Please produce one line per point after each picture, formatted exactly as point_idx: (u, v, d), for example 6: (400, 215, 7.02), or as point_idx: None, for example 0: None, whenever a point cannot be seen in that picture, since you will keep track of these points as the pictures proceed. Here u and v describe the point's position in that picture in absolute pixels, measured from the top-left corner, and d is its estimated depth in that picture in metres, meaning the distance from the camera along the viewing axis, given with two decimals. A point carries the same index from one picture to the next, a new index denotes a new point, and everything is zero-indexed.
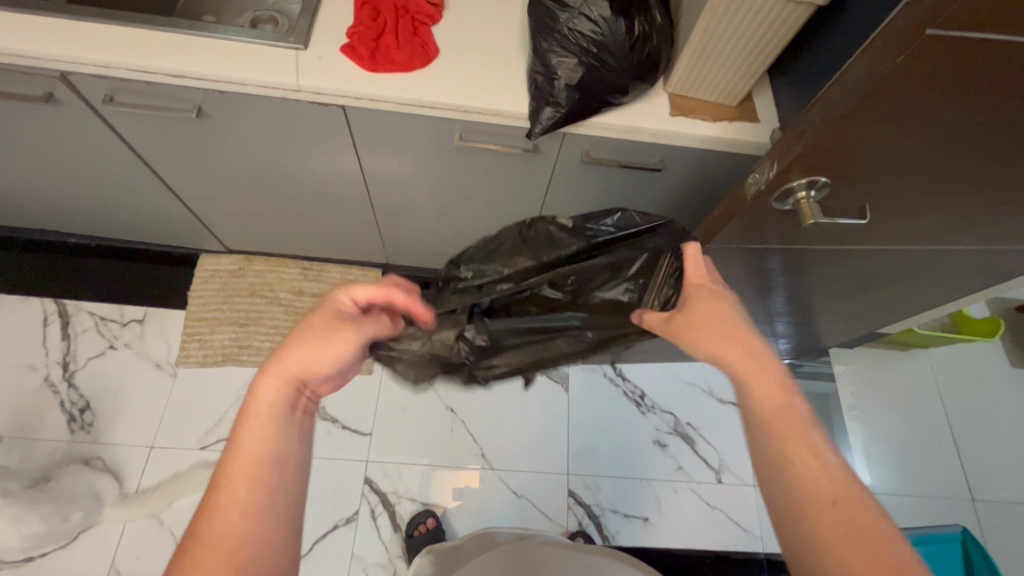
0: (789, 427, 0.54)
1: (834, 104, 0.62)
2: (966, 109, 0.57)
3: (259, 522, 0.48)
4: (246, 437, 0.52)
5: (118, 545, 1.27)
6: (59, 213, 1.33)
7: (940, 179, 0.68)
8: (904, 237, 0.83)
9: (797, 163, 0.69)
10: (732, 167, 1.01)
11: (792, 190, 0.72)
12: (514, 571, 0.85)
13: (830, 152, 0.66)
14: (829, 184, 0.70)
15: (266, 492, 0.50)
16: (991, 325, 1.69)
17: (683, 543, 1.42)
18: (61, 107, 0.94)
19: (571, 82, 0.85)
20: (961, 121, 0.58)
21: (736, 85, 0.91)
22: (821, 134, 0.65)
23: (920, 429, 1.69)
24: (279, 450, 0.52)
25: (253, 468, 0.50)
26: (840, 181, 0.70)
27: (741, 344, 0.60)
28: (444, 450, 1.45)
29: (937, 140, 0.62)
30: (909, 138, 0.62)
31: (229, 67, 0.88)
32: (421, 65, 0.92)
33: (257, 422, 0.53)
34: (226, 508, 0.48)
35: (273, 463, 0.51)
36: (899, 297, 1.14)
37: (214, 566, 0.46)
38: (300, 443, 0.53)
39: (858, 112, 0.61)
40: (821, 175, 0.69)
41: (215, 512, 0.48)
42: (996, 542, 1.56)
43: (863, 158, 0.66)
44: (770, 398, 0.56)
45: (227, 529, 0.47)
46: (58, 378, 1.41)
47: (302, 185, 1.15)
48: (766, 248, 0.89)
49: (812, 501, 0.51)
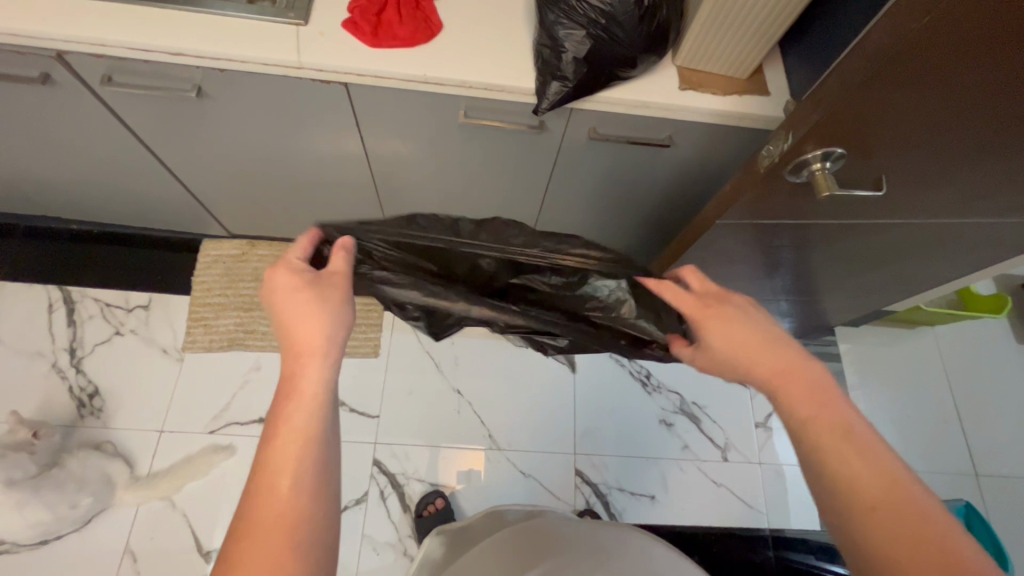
0: (825, 432, 0.55)
1: (851, 73, 0.60)
2: (992, 75, 0.55)
3: (296, 496, 0.48)
4: (292, 419, 0.52)
5: (132, 526, 1.29)
6: (60, 198, 1.32)
7: (960, 149, 0.66)
8: (918, 210, 0.82)
9: (811, 135, 0.67)
10: (741, 142, 1.00)
11: (808, 164, 0.70)
12: (515, 546, 0.86)
13: (846, 123, 0.65)
14: (844, 155, 0.69)
15: (299, 466, 0.49)
16: (998, 302, 1.68)
17: (689, 521, 1.44)
18: (59, 88, 0.92)
19: (579, 55, 0.83)
20: (988, 88, 0.57)
21: (747, 57, 0.89)
22: (837, 103, 0.63)
23: (925, 406, 1.70)
24: (301, 423, 0.51)
25: (289, 444, 0.50)
26: (856, 152, 0.69)
27: (769, 360, 0.60)
28: (452, 431, 1.46)
29: (961, 107, 0.60)
30: (928, 106, 0.61)
31: (227, 43, 0.86)
32: (424, 40, 0.90)
33: (299, 402, 0.53)
34: (268, 496, 0.48)
35: (300, 439, 0.50)
36: (908, 273, 1.14)
37: (274, 542, 0.45)
38: (323, 412, 0.53)
39: (879, 77, 0.59)
40: (837, 146, 0.68)
41: (255, 501, 0.47)
42: (999, 516, 1.58)
43: (879, 128, 0.65)
44: (805, 404, 0.57)
45: (268, 511, 0.47)
46: (66, 365, 1.41)
47: (305, 166, 1.14)
48: (776, 224, 0.88)
49: (856, 501, 0.52)
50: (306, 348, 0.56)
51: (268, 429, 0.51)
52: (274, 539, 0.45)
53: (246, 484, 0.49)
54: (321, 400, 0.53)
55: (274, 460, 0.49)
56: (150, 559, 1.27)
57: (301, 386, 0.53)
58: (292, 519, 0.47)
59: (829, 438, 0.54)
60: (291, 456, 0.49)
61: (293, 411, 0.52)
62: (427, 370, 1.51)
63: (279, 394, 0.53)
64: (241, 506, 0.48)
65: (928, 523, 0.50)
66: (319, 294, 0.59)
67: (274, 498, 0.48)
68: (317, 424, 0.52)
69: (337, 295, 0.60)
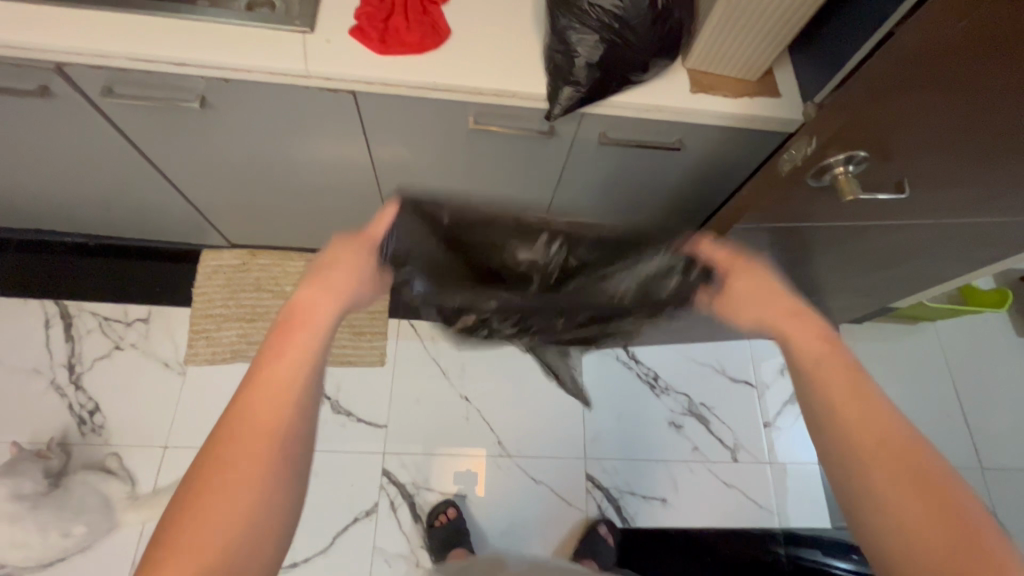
0: (837, 379, 0.54)
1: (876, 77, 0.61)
2: (1020, 76, 0.56)
3: (281, 427, 0.49)
4: (263, 404, 0.50)
5: (139, 545, 1.26)
6: (56, 211, 1.29)
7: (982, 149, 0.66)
8: (934, 210, 0.82)
9: (835, 138, 0.67)
10: (752, 144, 1.00)
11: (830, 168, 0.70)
12: None
13: (870, 125, 0.65)
14: (868, 160, 0.69)
15: (281, 411, 0.50)
16: (999, 296, 1.70)
17: (702, 522, 1.43)
18: (57, 100, 0.90)
19: (592, 61, 0.82)
20: (1015, 90, 0.57)
21: (758, 59, 0.89)
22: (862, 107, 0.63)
23: (929, 401, 1.71)
24: (291, 370, 0.52)
25: (257, 434, 0.48)
26: (880, 157, 0.68)
27: (780, 307, 0.62)
28: (461, 439, 1.44)
29: (987, 108, 0.60)
30: (953, 111, 0.61)
31: (232, 52, 0.84)
32: (433, 46, 0.88)
33: (276, 390, 0.51)
34: (220, 483, 0.46)
35: (280, 387, 0.51)
36: (917, 271, 1.14)
37: (213, 534, 0.44)
38: (301, 407, 0.51)
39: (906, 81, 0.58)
40: (861, 150, 0.67)
41: (232, 429, 0.48)
42: (1005, 508, 1.59)
43: (904, 130, 0.64)
44: (815, 352, 0.56)
45: (245, 443, 0.48)
46: (65, 382, 1.38)
47: (310, 174, 1.12)
48: (793, 226, 0.87)
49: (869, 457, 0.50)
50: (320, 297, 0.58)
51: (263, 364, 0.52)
52: (246, 463, 0.47)
53: (227, 409, 0.50)
54: (298, 396, 0.51)
55: (255, 400, 0.50)
56: None
57: (309, 320, 0.56)
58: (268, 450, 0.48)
59: (838, 389, 0.53)
60: (275, 398, 0.50)
61: (290, 354, 0.53)
62: (435, 377, 1.50)
63: (257, 374, 0.52)
64: (221, 426, 0.49)
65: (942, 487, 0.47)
66: (358, 254, 0.65)
67: (226, 487, 0.46)
68: (310, 367, 0.53)
69: (369, 263, 0.65)
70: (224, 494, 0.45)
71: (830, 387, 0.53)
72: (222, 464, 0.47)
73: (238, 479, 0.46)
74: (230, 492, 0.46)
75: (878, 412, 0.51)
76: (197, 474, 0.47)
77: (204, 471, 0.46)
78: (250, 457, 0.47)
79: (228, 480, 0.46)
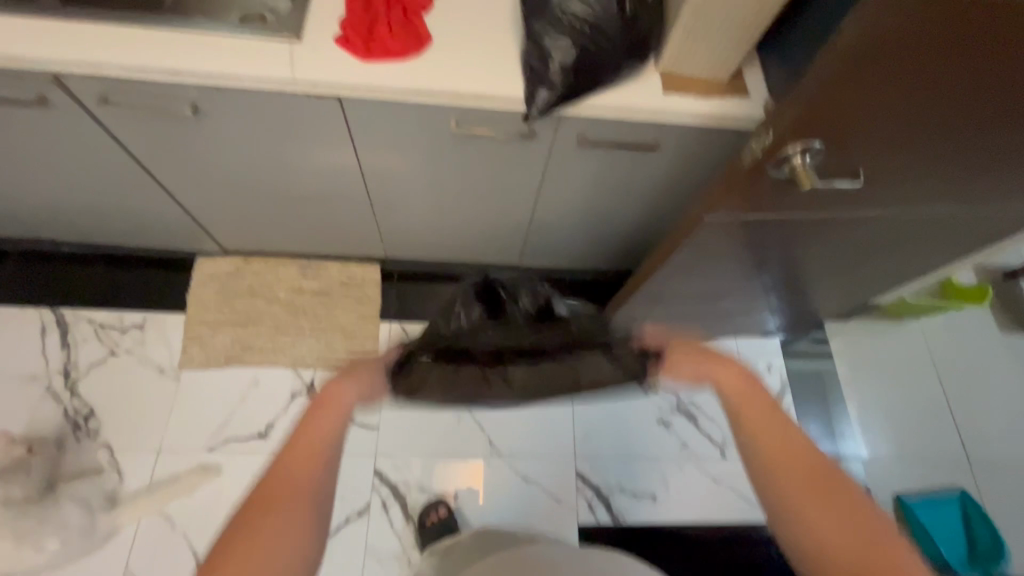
0: (757, 413, 0.63)
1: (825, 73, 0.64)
2: (956, 68, 0.58)
3: (299, 484, 0.55)
4: (310, 427, 0.59)
5: (132, 548, 1.28)
6: (53, 219, 1.32)
7: (935, 140, 0.69)
8: (897, 201, 0.85)
9: (791, 130, 0.70)
10: (725, 143, 1.03)
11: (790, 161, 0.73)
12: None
13: (824, 117, 0.68)
14: (823, 151, 0.72)
15: (308, 470, 0.56)
16: (980, 292, 1.73)
17: (692, 520, 1.45)
18: (54, 110, 0.93)
19: (566, 62, 0.88)
20: (952, 80, 0.60)
21: (727, 61, 0.93)
22: (815, 101, 0.67)
23: (916, 397, 1.74)
24: (314, 441, 0.58)
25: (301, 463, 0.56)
26: (834, 148, 0.72)
27: (725, 369, 0.68)
28: (452, 439, 1.46)
29: (931, 99, 0.63)
30: (899, 103, 0.65)
31: (222, 61, 0.88)
32: (415, 54, 0.93)
33: (320, 417, 0.59)
34: (266, 512, 0.52)
35: (310, 457, 0.57)
36: (891, 265, 1.17)
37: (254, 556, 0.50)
38: (341, 437, 0.59)
39: (848, 72, 0.62)
40: (817, 142, 0.71)
41: (262, 496, 0.54)
42: (994, 502, 1.60)
43: (855, 121, 0.68)
44: (733, 385, 0.66)
45: (279, 502, 0.53)
46: (60, 387, 1.40)
47: (300, 179, 1.15)
48: (764, 220, 0.90)
49: (795, 483, 0.59)
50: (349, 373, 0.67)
51: (300, 427, 0.59)
52: (276, 516, 0.52)
53: (270, 468, 0.56)
54: (339, 427, 0.59)
55: (287, 466, 0.56)
56: None
57: (335, 397, 0.62)
58: (285, 513, 0.53)
59: (763, 423, 0.63)
60: (307, 450, 0.57)
61: (318, 422, 0.59)
62: None
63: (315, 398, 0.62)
64: (253, 498, 0.54)
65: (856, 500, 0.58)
66: (364, 342, 0.70)
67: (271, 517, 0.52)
68: (331, 440, 0.58)
69: (369, 384, 0.67)
70: (252, 550, 0.51)
71: (761, 427, 0.63)
72: (256, 523, 0.52)
73: (280, 512, 0.53)
74: (264, 550, 0.51)
75: (795, 433, 0.62)
76: (234, 535, 0.52)
77: (238, 535, 0.51)
78: (279, 515, 0.52)
79: (271, 530, 0.52)
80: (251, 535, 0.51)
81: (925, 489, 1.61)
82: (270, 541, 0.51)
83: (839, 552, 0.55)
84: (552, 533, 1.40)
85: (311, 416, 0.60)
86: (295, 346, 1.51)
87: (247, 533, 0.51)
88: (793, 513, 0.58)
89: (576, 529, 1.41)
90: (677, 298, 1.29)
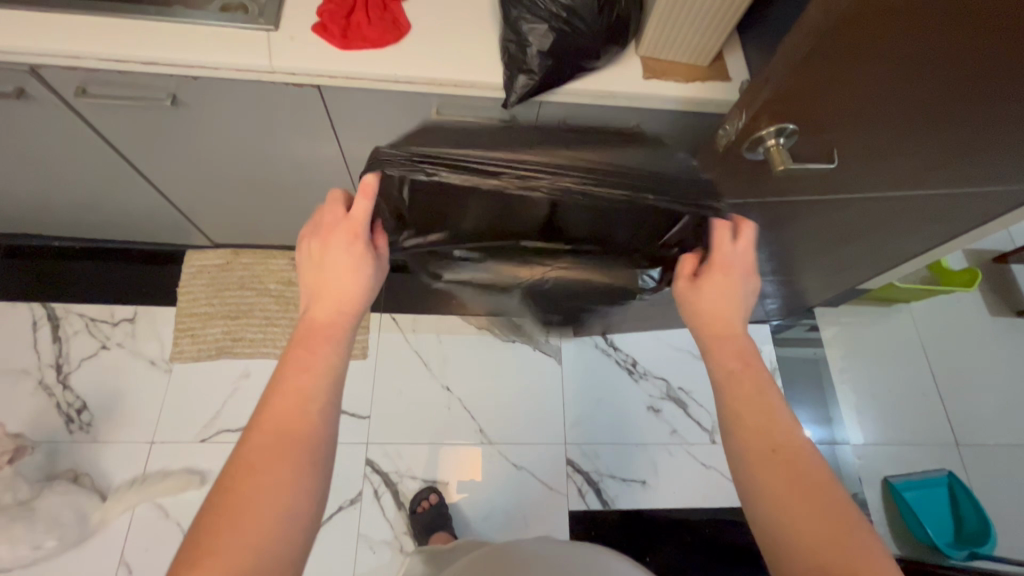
0: (745, 378, 0.64)
1: (798, 52, 0.63)
2: (922, 43, 0.59)
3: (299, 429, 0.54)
4: (283, 397, 0.55)
5: (128, 538, 1.29)
6: (40, 213, 1.32)
7: (904, 116, 0.70)
8: (875, 182, 0.86)
9: (767, 111, 0.69)
10: (707, 127, 1.03)
11: (767, 139, 0.73)
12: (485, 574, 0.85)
13: (797, 96, 0.67)
14: (796, 131, 0.72)
15: (309, 405, 0.55)
16: (970, 276, 1.73)
17: (682, 503, 1.46)
18: (34, 102, 0.93)
19: (542, 49, 0.86)
20: (919, 55, 0.60)
21: (706, 45, 0.93)
22: (790, 81, 0.65)
23: (905, 380, 1.75)
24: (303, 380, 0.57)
25: (279, 431, 0.53)
26: (811, 127, 0.72)
27: (718, 324, 0.70)
28: (444, 428, 1.47)
29: (898, 75, 0.64)
30: (874, 81, 0.64)
31: (198, 50, 0.88)
32: (393, 41, 0.92)
33: (295, 382, 0.56)
34: (247, 487, 0.49)
35: (304, 400, 0.56)
36: (876, 248, 1.18)
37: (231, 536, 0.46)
38: (327, 403, 0.56)
39: (818, 54, 0.62)
40: (794, 120, 0.70)
41: (261, 446, 0.52)
42: (982, 484, 1.62)
43: (827, 102, 0.68)
44: (730, 359, 0.67)
45: (279, 439, 0.52)
46: (52, 381, 1.41)
47: (284, 170, 1.16)
48: (743, 204, 0.91)
49: (760, 452, 0.57)
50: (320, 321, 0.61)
51: (285, 374, 0.57)
52: (282, 453, 0.51)
53: (264, 415, 0.54)
54: (321, 393, 0.56)
55: (284, 398, 0.55)
56: (146, 569, 1.27)
57: (314, 337, 0.61)
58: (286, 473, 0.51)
59: (740, 386, 0.63)
60: (301, 399, 0.56)
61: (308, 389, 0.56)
62: (418, 368, 1.53)
63: (285, 363, 0.59)
64: (247, 455, 0.51)
65: (836, 503, 0.53)
66: (348, 237, 0.67)
67: (251, 495, 0.49)
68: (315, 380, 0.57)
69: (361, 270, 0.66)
70: (253, 498, 0.49)
71: (738, 380, 0.64)
72: (251, 471, 0.50)
73: (262, 486, 0.49)
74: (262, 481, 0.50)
75: (773, 411, 0.61)
76: (227, 483, 0.50)
77: (233, 478, 0.50)
78: (278, 461, 0.51)
79: (262, 476, 0.50)
80: (244, 470, 0.50)
81: (913, 472, 1.62)
82: (270, 479, 0.50)
83: (796, 528, 0.52)
84: (543, 518, 1.41)
85: (295, 367, 0.58)
86: (287, 337, 1.52)
87: (243, 485, 0.49)
88: (758, 491, 0.56)
89: (567, 515, 1.43)
90: None
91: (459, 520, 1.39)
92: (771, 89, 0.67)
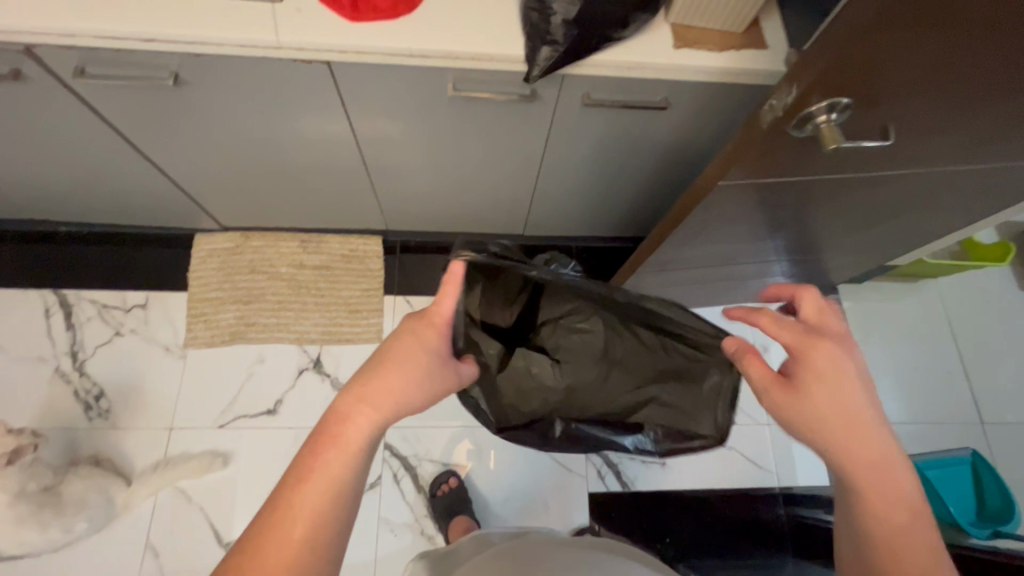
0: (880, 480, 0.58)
1: (857, 21, 0.57)
2: (997, 11, 0.52)
3: (319, 504, 0.52)
4: (298, 499, 0.52)
5: (152, 522, 1.31)
6: (45, 199, 1.29)
7: (971, 88, 0.64)
8: (925, 157, 0.80)
9: (820, 86, 0.64)
10: (740, 99, 0.97)
11: (818, 113, 0.68)
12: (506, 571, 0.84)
13: (855, 67, 0.62)
14: (850, 104, 0.66)
15: (321, 511, 0.52)
16: (1002, 250, 1.66)
17: (700, 484, 1.45)
18: (30, 83, 0.89)
19: (568, 17, 0.80)
20: (994, 23, 0.54)
21: (744, 10, 0.86)
22: (847, 53, 0.60)
23: (929, 359, 1.71)
24: (329, 458, 0.53)
25: (285, 536, 0.51)
26: (867, 99, 0.66)
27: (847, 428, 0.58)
28: (462, 412, 1.46)
29: (968, 46, 0.57)
30: (942, 49, 0.58)
31: (199, 25, 0.82)
32: (406, 12, 0.86)
33: (310, 485, 0.52)
34: None
35: (330, 473, 0.53)
36: (912, 226, 1.13)
37: None
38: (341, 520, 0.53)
39: (882, 21, 0.56)
40: (849, 92, 0.65)
41: (283, 513, 0.51)
42: (1006, 462, 1.59)
43: (885, 73, 0.62)
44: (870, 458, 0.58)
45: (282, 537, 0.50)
46: (68, 368, 1.40)
47: (293, 151, 1.11)
48: (780, 183, 0.85)
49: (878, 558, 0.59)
50: (358, 418, 0.55)
51: (322, 439, 0.54)
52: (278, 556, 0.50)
53: (292, 477, 0.53)
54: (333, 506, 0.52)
55: (299, 497, 0.52)
56: (172, 553, 1.29)
57: (345, 436, 0.54)
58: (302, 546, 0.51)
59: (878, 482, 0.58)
60: (329, 469, 0.53)
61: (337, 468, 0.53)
62: None
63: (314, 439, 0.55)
64: (271, 514, 0.51)
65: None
66: (423, 341, 0.60)
67: None
68: (342, 457, 0.54)
69: (413, 390, 0.58)
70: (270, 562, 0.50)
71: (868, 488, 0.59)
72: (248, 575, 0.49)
73: None
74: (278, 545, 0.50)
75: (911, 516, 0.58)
76: (255, 531, 0.51)
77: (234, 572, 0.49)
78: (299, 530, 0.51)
79: None
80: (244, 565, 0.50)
81: (935, 451, 1.59)
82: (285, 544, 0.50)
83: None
84: (562, 499, 1.41)
85: (329, 438, 0.54)
86: (300, 322, 1.50)
87: (263, 546, 0.50)
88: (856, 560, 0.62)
89: (586, 495, 1.42)
90: (686, 265, 1.26)
91: (478, 501, 1.39)
92: (826, 61, 0.62)
